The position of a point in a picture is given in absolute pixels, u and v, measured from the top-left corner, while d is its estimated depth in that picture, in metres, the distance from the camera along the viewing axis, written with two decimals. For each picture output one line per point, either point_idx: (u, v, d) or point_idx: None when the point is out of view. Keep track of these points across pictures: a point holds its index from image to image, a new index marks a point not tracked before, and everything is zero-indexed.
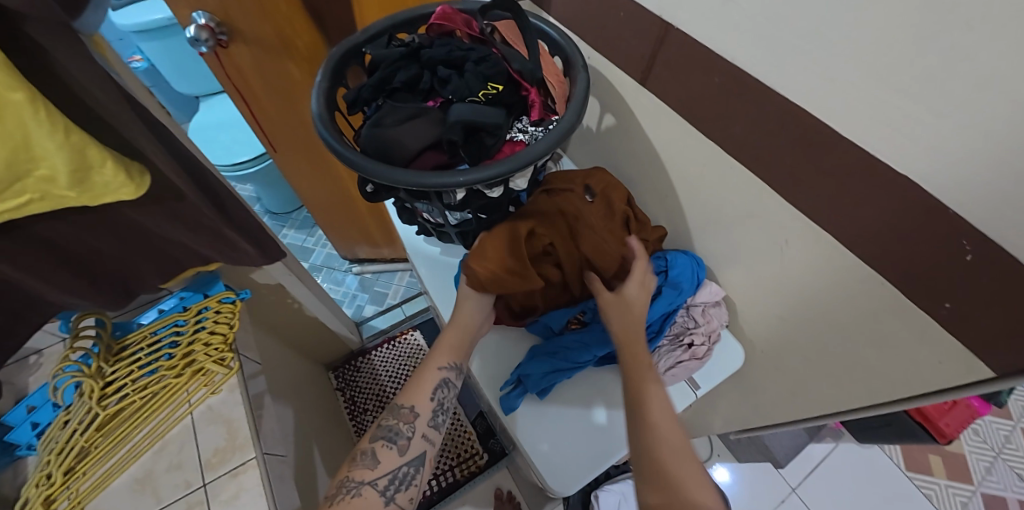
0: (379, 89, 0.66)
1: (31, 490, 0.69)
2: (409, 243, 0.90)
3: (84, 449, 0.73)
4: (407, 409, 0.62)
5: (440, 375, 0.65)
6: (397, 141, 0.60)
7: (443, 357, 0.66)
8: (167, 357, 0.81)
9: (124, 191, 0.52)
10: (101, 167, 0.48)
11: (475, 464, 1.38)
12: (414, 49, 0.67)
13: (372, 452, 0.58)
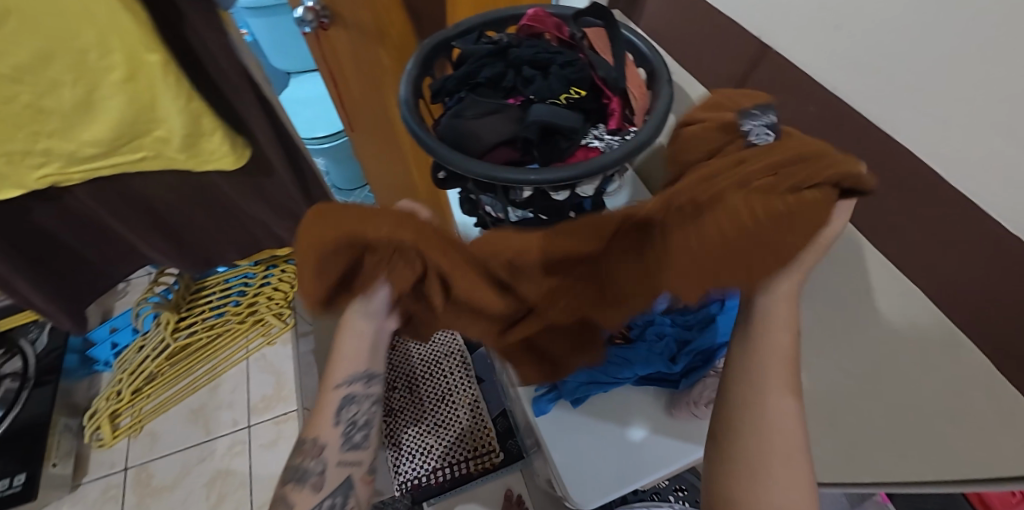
0: (465, 84, 0.68)
1: (107, 399, 1.26)
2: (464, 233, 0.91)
3: (153, 374, 1.28)
4: (309, 442, 0.50)
5: (341, 393, 0.50)
6: (474, 134, 0.61)
7: (341, 369, 0.51)
8: (230, 307, 1.32)
9: (225, 163, 0.81)
10: (212, 143, 0.78)
11: (489, 462, 1.35)
12: (502, 48, 0.69)
13: (283, 499, 0.47)
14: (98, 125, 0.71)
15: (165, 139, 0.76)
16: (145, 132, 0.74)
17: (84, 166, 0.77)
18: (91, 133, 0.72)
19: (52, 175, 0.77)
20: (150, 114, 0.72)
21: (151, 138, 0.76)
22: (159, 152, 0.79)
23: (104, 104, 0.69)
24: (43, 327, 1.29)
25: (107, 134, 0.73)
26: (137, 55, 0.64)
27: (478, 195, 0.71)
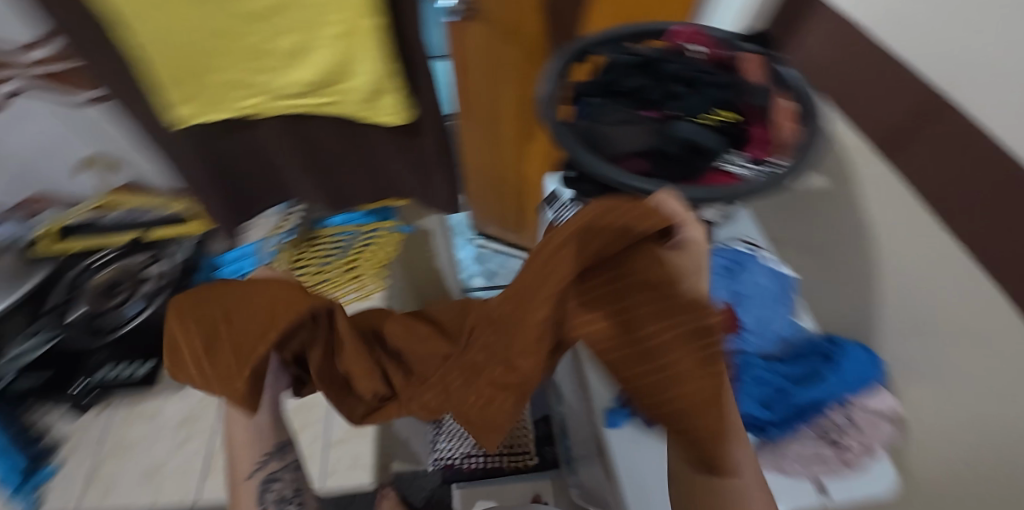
0: (605, 89, 0.68)
1: None
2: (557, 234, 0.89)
3: None
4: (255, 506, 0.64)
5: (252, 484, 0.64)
6: (611, 138, 0.62)
7: (242, 468, 0.63)
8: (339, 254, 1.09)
9: (388, 118, 0.68)
10: (393, 98, 0.65)
11: (523, 462, 1.35)
12: (648, 59, 0.67)
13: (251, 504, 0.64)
14: (355, 83, 0.61)
15: (349, 86, 0.62)
16: (368, 89, 0.62)
17: (274, 99, 0.64)
18: (299, 78, 0.60)
19: (258, 106, 0.65)
20: (359, 70, 0.59)
21: (341, 90, 0.63)
22: (345, 102, 0.65)
23: (316, 51, 0.57)
24: (186, 243, 1.04)
25: (310, 74, 0.60)
26: (355, 20, 0.53)
27: (589, 199, 0.71)
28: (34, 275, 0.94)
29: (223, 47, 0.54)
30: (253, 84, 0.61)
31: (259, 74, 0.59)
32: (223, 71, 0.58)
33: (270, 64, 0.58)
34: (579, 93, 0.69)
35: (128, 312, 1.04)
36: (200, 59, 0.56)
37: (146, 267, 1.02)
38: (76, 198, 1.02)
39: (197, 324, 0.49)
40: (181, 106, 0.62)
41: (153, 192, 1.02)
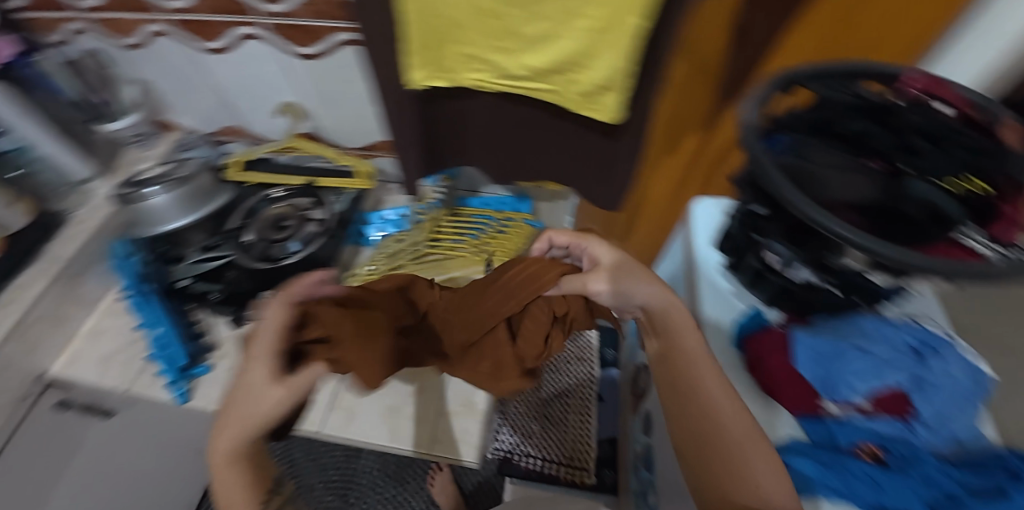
0: (823, 108, 0.50)
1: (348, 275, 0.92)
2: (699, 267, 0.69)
3: (396, 265, 0.93)
4: None
5: None
6: (829, 182, 0.46)
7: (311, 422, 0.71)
8: (474, 235, 0.96)
9: (598, 116, 0.57)
10: (614, 97, 0.54)
11: (579, 478, 1.09)
12: (877, 105, 0.47)
13: None
14: (586, 77, 0.53)
15: (579, 79, 0.54)
16: (595, 88, 0.53)
17: (496, 78, 0.58)
18: (535, 63, 0.54)
19: (482, 82, 0.60)
20: (597, 65, 0.51)
21: (565, 79, 0.55)
22: (562, 92, 0.57)
23: (565, 40, 0.50)
24: (348, 194, 0.95)
25: (547, 60, 0.53)
26: (615, 15, 0.45)
27: (757, 236, 0.57)
28: (240, 205, 0.93)
29: (476, 18, 0.50)
30: (486, 59, 0.56)
31: (496, 51, 0.54)
32: (463, 43, 0.54)
33: (515, 46, 0.53)
34: (782, 87, 0.48)
35: (292, 247, 0.88)
36: (447, 27, 0.52)
37: (310, 211, 0.92)
38: (261, 138, 1.04)
39: (230, 430, 0.39)
40: (414, 71, 0.58)
41: (358, 153, 1.02)
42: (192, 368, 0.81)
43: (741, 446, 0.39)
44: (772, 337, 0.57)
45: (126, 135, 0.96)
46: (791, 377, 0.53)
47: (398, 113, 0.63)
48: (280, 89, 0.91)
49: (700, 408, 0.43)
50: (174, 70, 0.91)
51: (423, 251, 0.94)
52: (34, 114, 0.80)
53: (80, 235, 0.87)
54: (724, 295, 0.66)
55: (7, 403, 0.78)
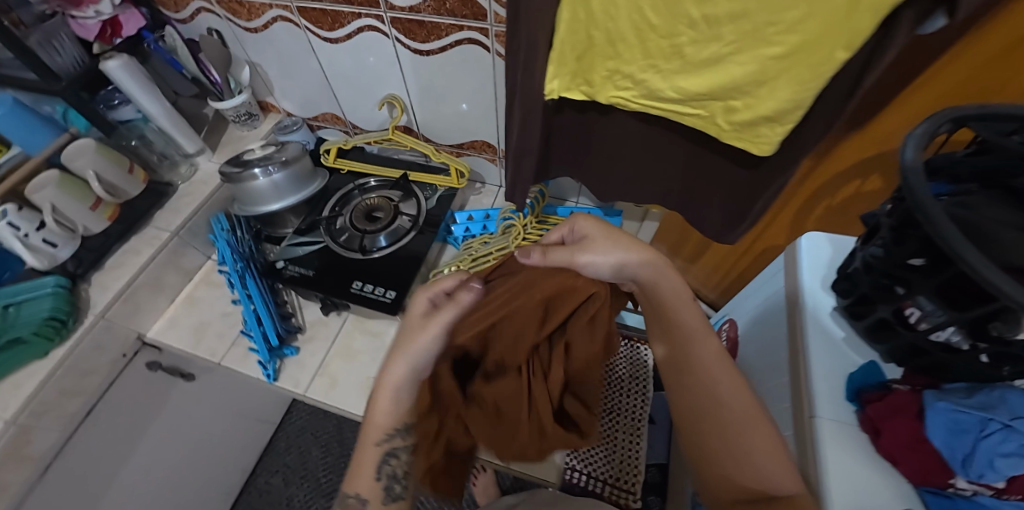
0: (998, 155, 0.41)
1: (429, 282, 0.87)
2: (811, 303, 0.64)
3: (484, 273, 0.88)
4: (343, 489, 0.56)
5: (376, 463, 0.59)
6: (1016, 246, 0.35)
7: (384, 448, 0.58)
8: None
9: (746, 146, 0.53)
10: (772, 129, 0.50)
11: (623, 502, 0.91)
12: None
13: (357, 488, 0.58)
14: (750, 107, 0.49)
15: (737, 106, 0.50)
16: (755, 119, 0.49)
17: (636, 97, 0.55)
18: (689, 86, 0.50)
19: (621, 102, 0.57)
20: (766, 95, 0.47)
21: (718, 106, 0.51)
22: (710, 117, 0.53)
23: (735, 66, 0.46)
24: (439, 192, 0.96)
25: (706, 84, 0.49)
26: (797, 39, 0.41)
27: (902, 289, 0.51)
28: (335, 195, 0.96)
29: (638, 33, 0.48)
30: (632, 76, 0.53)
31: (647, 69, 0.51)
32: (613, 57, 0.51)
33: (673, 67, 0.49)
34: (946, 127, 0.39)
35: (381, 240, 0.88)
36: (601, 38, 0.50)
37: (401, 204, 0.93)
38: (359, 128, 1.06)
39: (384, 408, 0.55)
40: (551, 80, 0.56)
41: (452, 152, 1.02)
42: (281, 346, 0.82)
43: (737, 421, 0.53)
44: (901, 399, 0.48)
45: (231, 114, 0.99)
46: (906, 447, 0.46)
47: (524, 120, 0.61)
48: (387, 82, 0.91)
49: (696, 377, 0.57)
50: (289, 55, 0.93)
51: None
52: (156, 92, 0.86)
53: (187, 208, 0.92)
54: (839, 344, 0.59)
55: (109, 359, 0.83)
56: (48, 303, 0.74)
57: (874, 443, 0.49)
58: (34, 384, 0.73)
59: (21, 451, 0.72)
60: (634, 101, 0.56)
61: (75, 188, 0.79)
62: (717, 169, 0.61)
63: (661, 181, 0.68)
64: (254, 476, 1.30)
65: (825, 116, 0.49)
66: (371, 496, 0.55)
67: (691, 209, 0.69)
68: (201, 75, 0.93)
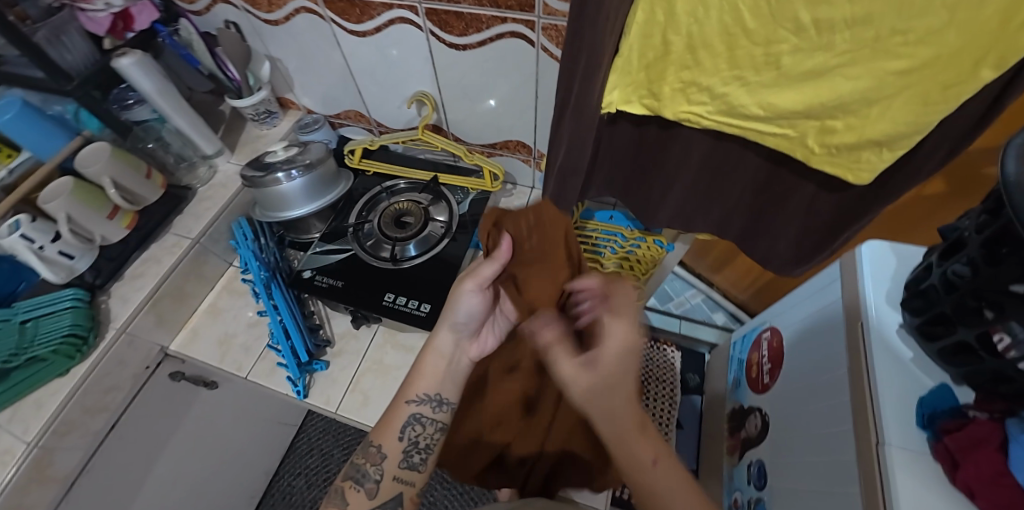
0: None
1: None
2: (876, 320, 0.66)
3: None
4: (373, 449, 0.55)
5: (408, 409, 0.55)
6: None
7: (413, 387, 0.56)
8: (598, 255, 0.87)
9: (839, 172, 0.47)
10: (877, 154, 0.45)
11: None
12: None
13: (338, 491, 0.53)
14: (852, 128, 0.43)
15: (836, 127, 0.44)
16: (859, 141, 0.44)
17: (711, 114, 0.49)
18: (781, 103, 0.44)
19: (692, 117, 0.50)
20: (877, 115, 0.41)
21: (812, 125, 0.45)
22: (798, 138, 0.47)
23: (843, 80, 0.40)
24: (471, 196, 0.91)
25: (802, 101, 0.43)
26: (936, 47, 0.35)
27: (990, 313, 0.50)
28: (360, 200, 0.91)
29: (728, 40, 0.42)
30: (711, 90, 0.47)
31: (731, 81, 0.45)
32: (691, 66, 0.45)
33: (764, 79, 0.44)
34: None
35: (411, 248, 0.83)
36: (681, 44, 0.44)
37: (431, 208, 0.88)
38: (383, 126, 1.00)
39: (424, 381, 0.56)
40: (612, 90, 0.50)
41: (483, 151, 0.96)
42: (310, 362, 0.78)
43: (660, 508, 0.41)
44: (983, 431, 0.52)
45: (249, 111, 0.94)
46: (988, 481, 0.50)
47: (574, 139, 0.55)
48: (417, 78, 0.85)
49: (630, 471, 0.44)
50: (311, 49, 0.87)
51: None
52: (172, 91, 0.81)
53: (208, 213, 0.88)
54: (908, 366, 0.62)
55: (131, 373, 0.79)
56: (68, 318, 0.71)
57: (949, 475, 0.53)
58: (56, 404, 0.70)
59: (45, 472, 0.69)
60: (709, 117, 0.50)
61: (88, 194, 0.74)
62: (793, 187, 0.56)
63: (723, 197, 0.62)
64: (277, 478, 1.25)
65: (934, 135, 0.44)
66: (392, 454, 0.55)
67: (754, 228, 0.64)
68: (218, 72, 0.88)
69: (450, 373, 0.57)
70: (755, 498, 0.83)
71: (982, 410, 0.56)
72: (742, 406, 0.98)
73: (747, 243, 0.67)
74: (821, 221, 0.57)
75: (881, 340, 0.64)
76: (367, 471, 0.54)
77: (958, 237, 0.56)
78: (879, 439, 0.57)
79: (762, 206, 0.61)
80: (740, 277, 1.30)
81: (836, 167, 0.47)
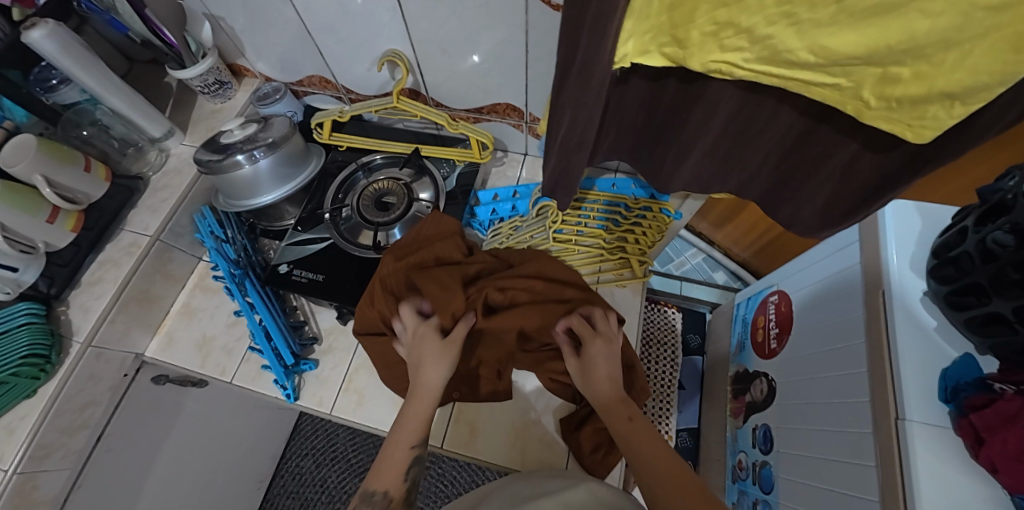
0: None
1: None
2: (897, 285, 0.60)
3: None
4: (376, 496, 0.50)
5: (407, 452, 0.53)
6: None
7: (404, 428, 0.54)
8: (598, 226, 0.78)
9: (894, 129, 0.35)
10: (946, 109, 0.32)
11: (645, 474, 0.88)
12: None
13: None
14: (920, 78, 0.31)
15: (900, 76, 0.32)
16: (927, 94, 0.32)
17: (748, 62, 0.36)
18: (837, 46, 0.31)
19: (723, 68, 0.37)
20: (954, 63, 0.29)
21: (872, 73, 0.33)
22: (851, 90, 0.34)
23: (920, 18, 0.28)
24: (458, 168, 0.84)
25: (866, 44, 0.30)
26: None
27: None
28: (335, 179, 0.84)
29: None
30: (751, 32, 0.34)
31: (779, 20, 0.32)
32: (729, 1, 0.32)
33: (820, 18, 0.31)
34: None
35: (396, 233, 0.78)
36: None
37: (413, 185, 0.81)
38: (353, 92, 0.89)
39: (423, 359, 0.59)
40: (626, 39, 0.36)
41: (468, 117, 0.86)
42: (296, 363, 0.74)
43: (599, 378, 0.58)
44: (1012, 408, 0.48)
45: (197, 84, 0.83)
46: (1013, 458, 0.46)
47: (572, 129, 0.44)
48: (386, 33, 0.73)
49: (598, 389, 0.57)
50: (258, 5, 0.73)
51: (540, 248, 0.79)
52: (100, 68, 0.70)
53: (164, 206, 0.80)
54: (932, 336, 0.57)
55: (109, 385, 0.74)
56: (25, 337, 0.64)
57: (972, 451, 0.50)
58: (27, 428, 0.65)
59: (30, 498, 0.65)
60: (736, 66, 0.36)
61: (20, 198, 0.64)
62: (821, 157, 0.45)
63: (737, 175, 0.52)
64: (285, 460, 1.26)
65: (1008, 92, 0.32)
66: (395, 495, 0.50)
67: (776, 199, 0.53)
68: (152, 36, 0.74)
69: (434, 411, 0.56)
70: (760, 462, 0.80)
71: (1008, 381, 0.51)
72: (747, 369, 0.92)
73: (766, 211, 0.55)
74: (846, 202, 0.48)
75: (897, 305, 0.58)
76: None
77: (1000, 199, 0.49)
78: (898, 414, 0.54)
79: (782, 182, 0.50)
80: (744, 235, 1.24)
81: (892, 125, 0.35)
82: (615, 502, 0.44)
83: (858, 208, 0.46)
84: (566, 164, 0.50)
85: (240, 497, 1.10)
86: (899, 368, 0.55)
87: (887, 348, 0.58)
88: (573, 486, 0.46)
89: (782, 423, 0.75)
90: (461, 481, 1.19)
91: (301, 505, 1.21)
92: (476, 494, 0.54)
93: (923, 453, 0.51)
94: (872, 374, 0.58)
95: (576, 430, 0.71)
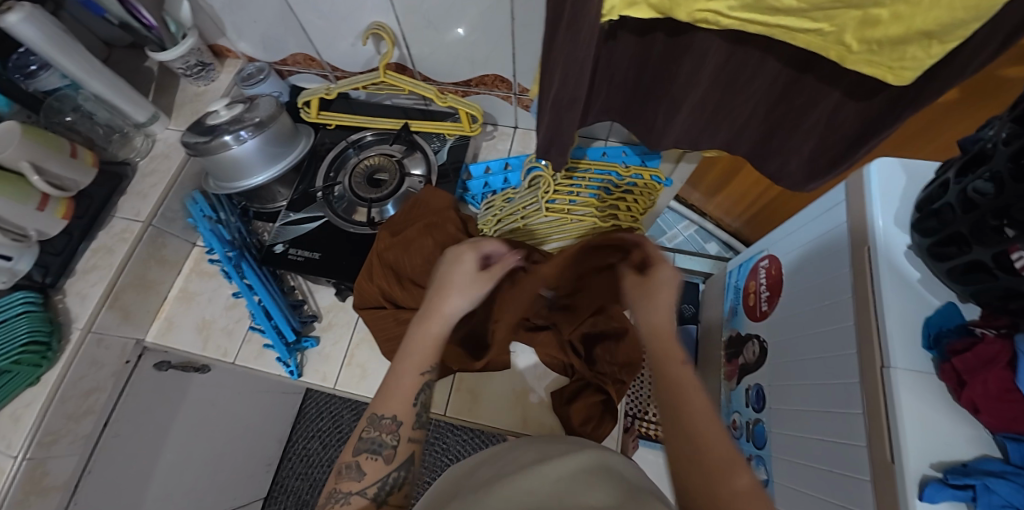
0: None
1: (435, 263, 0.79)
2: (882, 236, 0.61)
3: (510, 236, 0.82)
4: (386, 421, 0.45)
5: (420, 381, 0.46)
6: None
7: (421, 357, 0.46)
8: (590, 194, 0.79)
9: (875, 73, 0.36)
10: (924, 49, 0.33)
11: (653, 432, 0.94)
12: None
13: (356, 467, 0.43)
14: (899, 18, 0.32)
15: (880, 17, 0.32)
16: (906, 35, 0.32)
17: (733, 10, 0.36)
18: None
19: (711, 15, 0.37)
20: (930, 2, 0.30)
21: (852, 16, 0.33)
22: (834, 34, 0.35)
23: None
24: (449, 142, 0.84)
25: None
26: None
27: (1011, 231, 0.46)
28: (326, 158, 0.84)
29: None
30: None
31: None
32: None
33: None
34: None
35: (389, 209, 0.78)
36: None
37: (405, 161, 0.81)
38: (338, 70, 0.88)
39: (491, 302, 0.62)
40: None
41: (457, 90, 0.86)
42: (297, 341, 0.75)
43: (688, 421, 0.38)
44: (991, 351, 0.50)
45: (179, 66, 0.82)
46: (995, 399, 0.49)
47: (564, 80, 0.44)
48: (370, 5, 0.71)
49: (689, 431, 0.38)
50: None
51: (533, 214, 0.80)
52: (80, 50, 0.68)
53: (154, 191, 0.80)
54: (914, 286, 0.59)
55: (111, 371, 0.75)
56: (24, 325, 0.64)
57: (955, 393, 0.52)
58: (33, 415, 0.66)
59: (40, 483, 0.66)
60: (723, 11, 0.36)
61: (11, 186, 0.63)
62: (809, 102, 0.45)
63: (727, 127, 0.52)
64: (291, 443, 1.28)
65: (983, 30, 0.33)
66: (404, 418, 0.45)
67: (765, 152, 0.53)
68: (129, 19, 0.72)
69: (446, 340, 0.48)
70: (752, 420, 0.83)
71: (988, 325, 0.53)
72: (739, 333, 0.94)
73: (756, 162, 0.56)
74: (825, 160, 0.49)
75: (881, 252, 0.60)
76: (381, 441, 0.44)
77: (980, 149, 0.50)
78: (883, 362, 0.55)
79: (772, 131, 0.51)
80: (735, 204, 1.25)
81: (872, 64, 0.35)
82: (613, 464, 0.46)
83: (843, 159, 0.47)
84: (558, 123, 0.50)
85: (250, 480, 1.13)
86: (883, 314, 0.57)
87: (873, 299, 0.60)
88: (575, 452, 0.46)
89: (773, 381, 0.78)
90: (465, 455, 1.21)
91: (311, 485, 1.24)
92: (472, 463, 0.53)
93: (906, 399, 0.52)
94: (858, 325, 0.60)
95: (566, 404, 0.72)
